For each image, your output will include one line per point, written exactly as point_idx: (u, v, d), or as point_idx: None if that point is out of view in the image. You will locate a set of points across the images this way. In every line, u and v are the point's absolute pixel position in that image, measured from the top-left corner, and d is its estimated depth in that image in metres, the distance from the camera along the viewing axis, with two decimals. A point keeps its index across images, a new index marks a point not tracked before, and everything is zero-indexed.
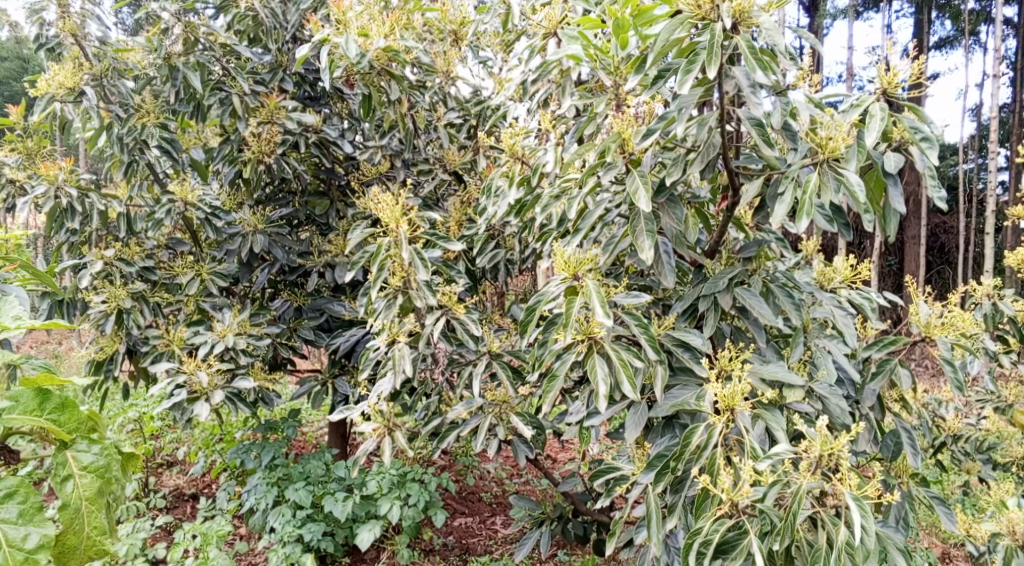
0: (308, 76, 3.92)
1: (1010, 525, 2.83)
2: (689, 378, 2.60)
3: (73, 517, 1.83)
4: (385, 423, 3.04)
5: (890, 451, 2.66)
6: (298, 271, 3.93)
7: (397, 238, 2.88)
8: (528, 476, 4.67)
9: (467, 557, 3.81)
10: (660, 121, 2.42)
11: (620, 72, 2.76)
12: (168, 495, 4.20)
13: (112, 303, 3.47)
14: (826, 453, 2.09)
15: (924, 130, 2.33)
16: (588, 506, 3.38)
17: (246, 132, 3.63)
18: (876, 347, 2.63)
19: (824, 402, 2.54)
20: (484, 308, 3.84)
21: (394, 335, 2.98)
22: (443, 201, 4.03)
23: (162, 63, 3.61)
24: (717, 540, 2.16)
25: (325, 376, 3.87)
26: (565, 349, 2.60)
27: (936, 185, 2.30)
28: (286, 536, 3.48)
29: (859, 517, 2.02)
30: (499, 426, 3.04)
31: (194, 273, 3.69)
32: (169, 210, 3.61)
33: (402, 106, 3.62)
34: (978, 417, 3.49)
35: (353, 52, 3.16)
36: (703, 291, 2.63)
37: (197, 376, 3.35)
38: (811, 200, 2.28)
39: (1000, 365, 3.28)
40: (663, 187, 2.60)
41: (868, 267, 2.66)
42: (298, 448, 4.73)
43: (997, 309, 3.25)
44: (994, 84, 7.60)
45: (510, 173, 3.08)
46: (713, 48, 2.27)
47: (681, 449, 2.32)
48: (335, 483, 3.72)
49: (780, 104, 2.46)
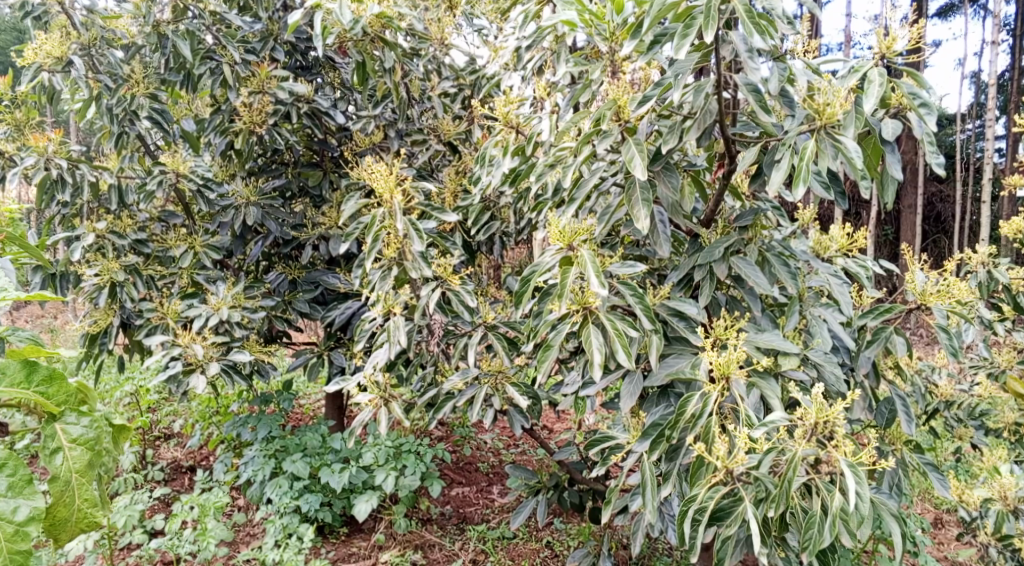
0: (300, 44, 3.84)
1: (1001, 491, 2.85)
2: (685, 347, 2.61)
3: (63, 489, 1.82)
4: (381, 394, 3.03)
5: (885, 419, 2.66)
6: (292, 243, 3.88)
7: (391, 209, 2.87)
8: (524, 446, 4.70)
9: (464, 526, 3.83)
10: (657, 87, 2.42)
11: (616, 37, 2.68)
12: (166, 468, 4.22)
13: (105, 276, 3.45)
14: (821, 421, 2.08)
15: (923, 95, 2.28)
16: (584, 475, 3.32)
17: (237, 102, 3.58)
18: (872, 315, 2.59)
19: (819, 369, 2.53)
20: (479, 280, 3.85)
21: (390, 307, 2.97)
22: (437, 171, 4.04)
23: (151, 31, 3.56)
24: (712, 507, 2.15)
25: (321, 348, 3.86)
26: (560, 320, 2.58)
27: (935, 151, 2.28)
28: (283, 507, 3.49)
29: (855, 484, 2.00)
30: (495, 396, 3.02)
31: (186, 246, 3.68)
32: (161, 181, 3.60)
33: (396, 75, 3.56)
34: (971, 382, 3.48)
35: (347, 17, 3.10)
36: (699, 260, 2.62)
37: (192, 348, 3.33)
38: (808, 166, 2.26)
39: (995, 333, 3.26)
40: (659, 155, 2.57)
41: (865, 234, 2.67)
42: (295, 421, 4.77)
43: (992, 277, 3.19)
44: (992, 50, 7.48)
45: (504, 142, 3.05)
46: (709, 12, 2.23)
47: (676, 418, 2.30)
48: (332, 454, 3.74)
49: (778, 70, 2.41)
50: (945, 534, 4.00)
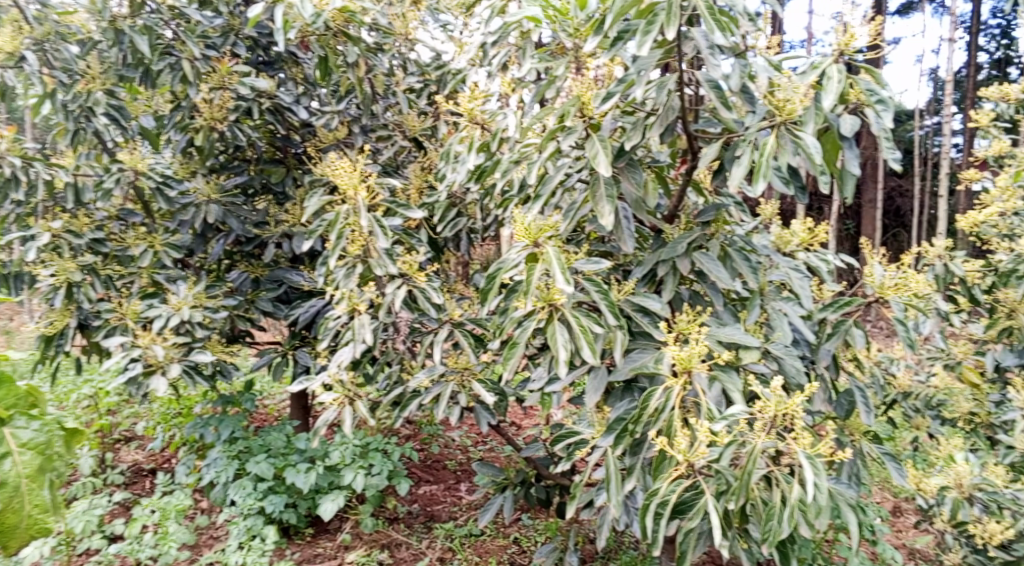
0: (261, 39, 3.79)
1: (957, 478, 2.94)
2: (649, 342, 2.62)
3: (13, 495, 1.78)
4: (346, 393, 3.01)
5: (844, 410, 2.71)
6: (255, 241, 3.82)
7: (355, 206, 2.88)
8: (492, 443, 4.70)
9: (431, 524, 3.82)
10: (620, 84, 2.41)
11: (580, 34, 2.70)
12: (126, 471, 4.10)
13: (62, 276, 3.38)
14: (780, 414, 2.09)
15: (880, 92, 2.33)
16: (551, 470, 3.33)
17: (197, 97, 3.51)
18: (832, 308, 2.64)
19: (780, 362, 2.57)
20: (446, 277, 3.83)
21: (354, 305, 2.93)
22: (403, 167, 3.99)
23: (106, 26, 3.42)
24: (673, 500, 2.19)
25: (285, 347, 3.81)
26: (526, 316, 2.58)
27: (891, 147, 2.32)
28: (247, 509, 3.48)
29: (813, 476, 2.02)
30: (462, 394, 3.00)
31: (146, 245, 3.61)
32: (119, 178, 3.50)
33: (359, 70, 3.54)
34: (928, 373, 3.55)
35: (308, 11, 3.09)
36: (662, 256, 2.63)
37: (152, 349, 3.26)
38: (768, 162, 2.31)
39: (952, 325, 3.32)
40: (623, 151, 2.58)
41: (825, 229, 2.70)
42: (259, 421, 4.72)
43: (949, 270, 3.23)
44: (949, 47, 7.63)
45: (470, 138, 3.04)
46: (671, 9, 2.26)
47: (640, 412, 2.32)
48: (297, 454, 3.68)
49: (739, 66, 2.44)
50: (903, 522, 4.08)
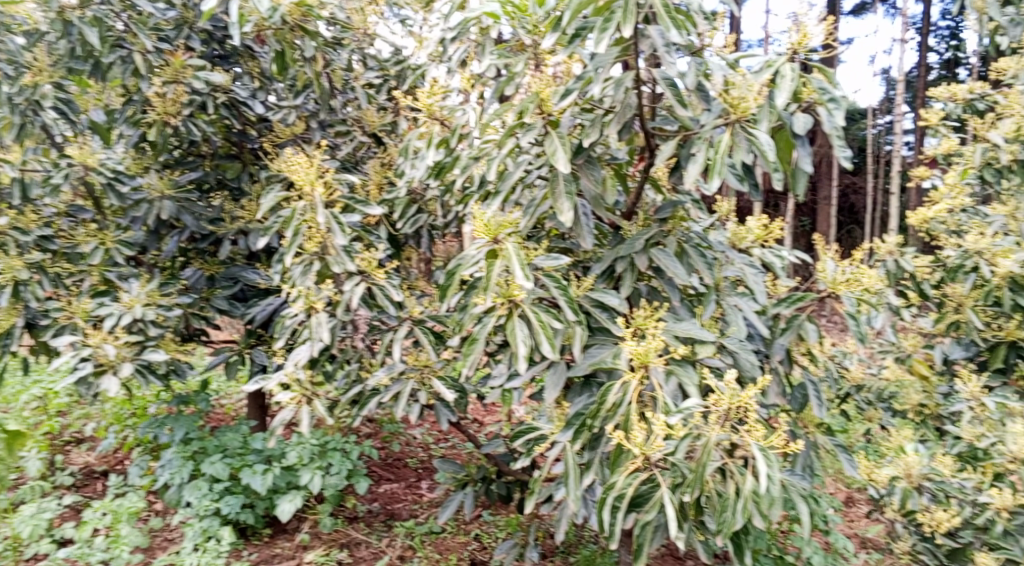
0: (216, 33, 3.72)
1: (907, 468, 3.01)
2: (607, 337, 2.64)
3: None
4: (304, 391, 2.95)
5: (798, 403, 2.76)
6: (210, 238, 3.79)
7: (312, 203, 2.84)
8: (454, 440, 4.69)
9: (392, 522, 3.80)
10: (578, 80, 2.44)
11: (540, 30, 2.69)
12: (77, 473, 4.01)
13: (7, 274, 3.25)
14: (735, 406, 2.11)
15: (832, 91, 2.37)
16: (511, 466, 3.34)
17: (149, 91, 3.46)
18: (786, 303, 2.68)
19: (734, 357, 2.60)
20: (407, 274, 3.80)
21: (312, 303, 2.89)
22: (363, 163, 3.95)
23: (54, 18, 3.31)
24: (630, 493, 2.21)
25: (241, 346, 3.76)
26: (486, 313, 2.58)
27: (843, 145, 2.35)
28: (203, 509, 3.42)
29: (766, 467, 2.06)
30: (422, 391, 2.99)
31: (97, 241, 3.52)
32: (68, 173, 3.40)
33: (317, 64, 3.50)
34: (880, 366, 3.64)
35: (265, 5, 3.02)
36: (620, 252, 2.66)
37: (103, 348, 3.18)
38: (722, 159, 2.33)
39: (903, 319, 3.40)
40: (581, 148, 2.61)
41: (780, 225, 2.74)
42: (216, 421, 4.66)
43: (899, 266, 3.19)
44: (901, 47, 7.79)
45: (429, 133, 3.01)
46: (628, 7, 2.27)
47: (598, 407, 2.34)
48: (254, 454, 3.63)
49: (694, 65, 2.49)
50: (856, 511, 4.18)
